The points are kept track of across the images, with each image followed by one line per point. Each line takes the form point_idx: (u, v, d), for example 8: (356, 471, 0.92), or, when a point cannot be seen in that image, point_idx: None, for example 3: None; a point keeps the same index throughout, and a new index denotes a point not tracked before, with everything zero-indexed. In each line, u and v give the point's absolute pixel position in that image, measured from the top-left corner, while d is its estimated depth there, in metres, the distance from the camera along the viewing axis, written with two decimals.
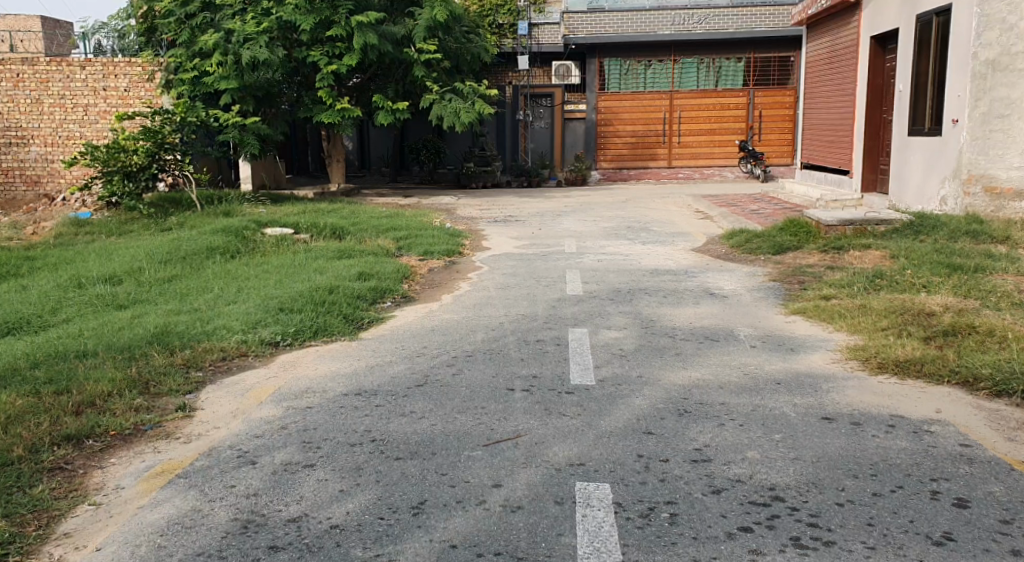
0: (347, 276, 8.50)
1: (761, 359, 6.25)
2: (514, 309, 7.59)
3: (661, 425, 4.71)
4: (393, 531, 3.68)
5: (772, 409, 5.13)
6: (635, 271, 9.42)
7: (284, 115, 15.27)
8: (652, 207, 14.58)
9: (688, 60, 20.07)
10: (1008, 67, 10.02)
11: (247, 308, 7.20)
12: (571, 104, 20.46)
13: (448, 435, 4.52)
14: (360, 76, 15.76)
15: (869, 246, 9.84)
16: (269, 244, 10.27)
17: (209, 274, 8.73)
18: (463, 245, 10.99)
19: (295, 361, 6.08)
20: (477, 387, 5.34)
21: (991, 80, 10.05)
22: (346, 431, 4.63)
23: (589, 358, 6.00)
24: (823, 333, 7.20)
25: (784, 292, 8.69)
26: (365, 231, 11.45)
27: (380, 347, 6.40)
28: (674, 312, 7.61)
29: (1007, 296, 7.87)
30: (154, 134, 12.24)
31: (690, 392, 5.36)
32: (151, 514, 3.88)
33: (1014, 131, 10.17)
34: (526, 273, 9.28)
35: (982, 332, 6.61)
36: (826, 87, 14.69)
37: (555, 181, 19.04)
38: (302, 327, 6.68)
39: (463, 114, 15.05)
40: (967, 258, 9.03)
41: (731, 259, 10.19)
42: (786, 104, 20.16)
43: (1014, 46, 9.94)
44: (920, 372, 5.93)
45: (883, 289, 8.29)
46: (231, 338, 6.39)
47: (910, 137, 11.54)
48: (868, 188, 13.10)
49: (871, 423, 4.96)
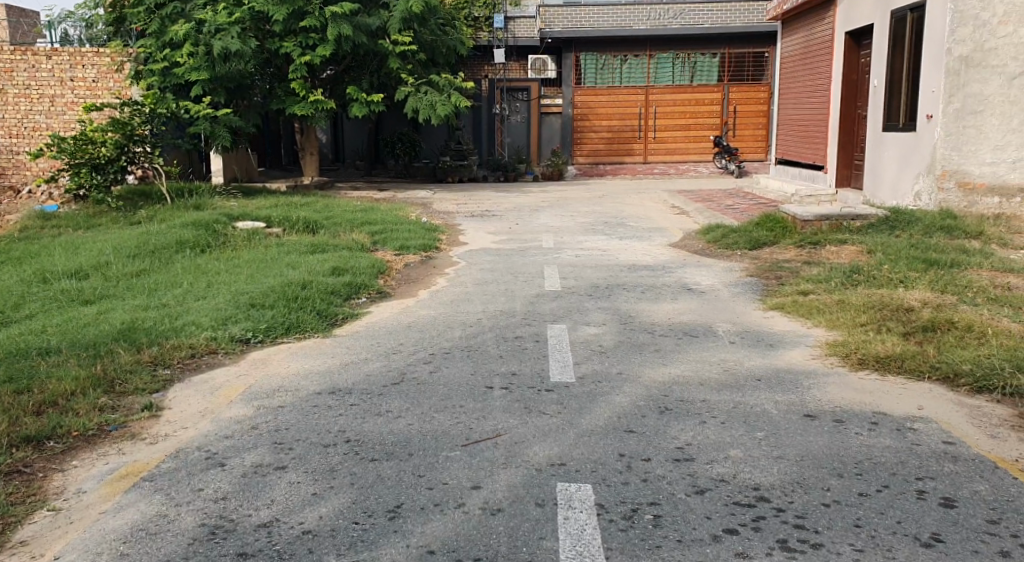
0: (321, 272, 8.34)
1: (740, 356, 6.17)
2: (491, 305, 7.48)
3: (642, 423, 4.62)
4: (369, 537, 3.56)
5: (754, 406, 5.06)
6: (612, 267, 9.33)
7: (257, 107, 15.07)
8: (628, 202, 14.51)
9: (663, 55, 20.02)
10: (981, 63, 10.02)
11: (217, 304, 7.02)
12: (546, 98, 20.32)
13: (425, 435, 4.40)
14: (334, 67, 15.55)
15: (845, 241, 9.82)
16: (240, 238, 10.10)
17: (178, 269, 8.54)
18: (439, 240, 10.86)
19: (266, 359, 5.94)
20: (455, 385, 5.23)
21: (964, 77, 10.05)
22: (320, 431, 4.50)
23: (568, 355, 5.91)
24: (802, 328, 7.13)
25: (761, 287, 8.63)
26: (338, 225, 11.27)
27: (354, 344, 6.28)
28: (651, 308, 7.52)
29: (984, 291, 7.87)
30: (122, 126, 12.01)
31: (670, 389, 5.27)
32: (113, 520, 3.72)
33: (987, 127, 10.17)
34: (504, 268, 9.17)
35: (962, 327, 6.57)
36: (801, 83, 14.67)
37: (532, 175, 18.89)
38: (273, 324, 6.53)
39: (439, 107, 14.91)
40: (942, 254, 9.01)
41: (709, 254, 10.12)
42: (759, 100, 20.19)
43: (986, 42, 9.98)
44: (901, 368, 5.87)
45: (860, 284, 8.25)
46: (199, 335, 6.23)
47: (884, 133, 11.54)
48: (843, 184, 13.11)
49: (854, 421, 4.89)
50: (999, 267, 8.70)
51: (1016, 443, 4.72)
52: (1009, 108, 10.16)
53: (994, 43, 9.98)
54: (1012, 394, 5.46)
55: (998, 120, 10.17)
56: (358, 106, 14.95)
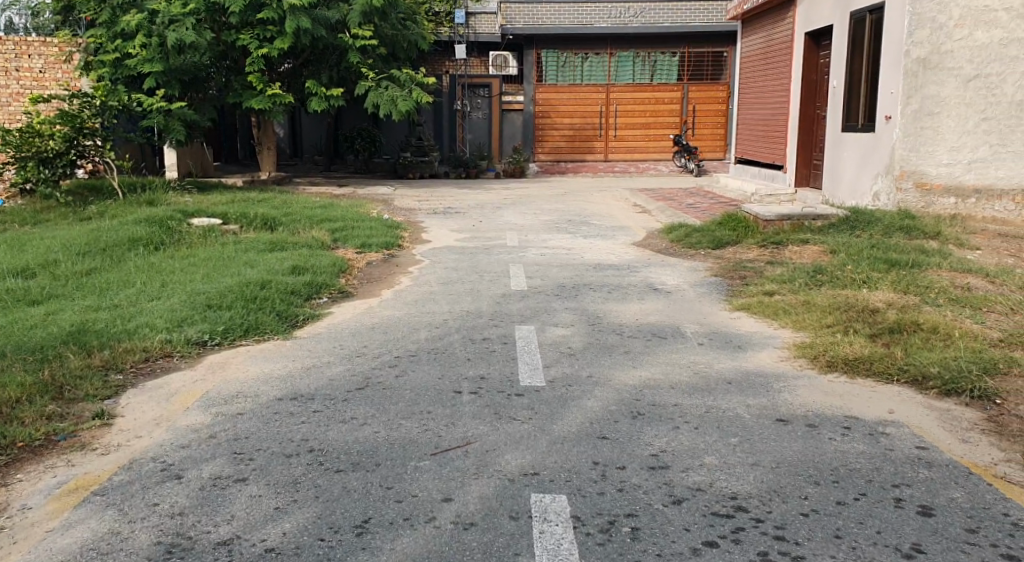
0: (280, 270, 8.14)
1: (709, 358, 6.11)
2: (456, 305, 7.35)
3: (615, 429, 4.53)
4: (336, 554, 3.42)
5: (726, 411, 4.98)
6: (577, 266, 9.25)
7: (213, 100, 14.80)
8: (591, 200, 14.47)
9: (624, 53, 19.99)
10: (938, 66, 10.05)
11: (171, 304, 6.81)
12: (508, 95, 20.19)
13: (393, 445, 4.28)
14: (292, 61, 15.27)
15: (807, 241, 9.83)
16: (196, 235, 9.85)
17: (131, 268, 8.28)
18: (402, 237, 10.71)
19: (223, 363, 5.77)
20: (422, 390, 5.15)
21: (921, 78, 10.08)
22: (282, 441, 4.36)
23: (537, 358, 5.82)
24: (769, 330, 7.09)
25: (727, 287, 8.59)
26: (297, 222, 11.06)
27: (316, 346, 6.15)
28: (619, 308, 7.45)
29: (945, 292, 7.89)
30: (72, 118, 11.69)
31: (642, 392, 5.19)
32: (62, 539, 3.54)
33: (944, 128, 10.21)
34: (468, 268, 9.04)
35: (928, 329, 6.55)
36: (761, 84, 14.73)
37: (493, 172, 18.77)
38: (231, 326, 6.36)
39: (400, 102, 14.74)
40: (903, 254, 9.04)
41: (673, 254, 10.08)
42: (718, 99, 20.24)
43: (943, 44, 10.01)
44: (870, 370, 5.82)
45: (824, 284, 8.25)
46: (154, 337, 6.02)
47: (843, 134, 11.58)
48: (802, 183, 13.17)
49: (826, 425, 4.83)
50: (959, 267, 8.74)
51: (988, 448, 4.63)
52: (965, 109, 10.17)
53: (951, 45, 10.02)
54: (980, 396, 5.42)
55: (954, 122, 10.19)
56: (318, 99, 14.74)
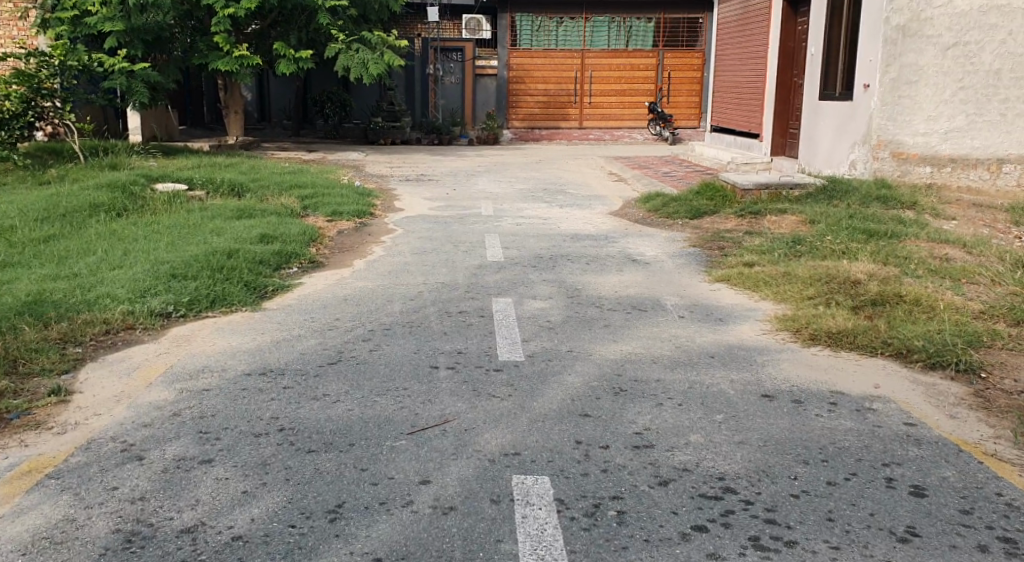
0: (248, 239, 7.90)
1: (690, 332, 5.99)
2: (432, 277, 7.16)
3: (597, 407, 4.44)
4: (307, 542, 3.24)
5: (710, 386, 4.87)
6: (554, 236, 9.07)
7: (177, 62, 14.40)
8: (565, 167, 14.30)
9: (599, 18, 19.68)
10: (917, 33, 9.92)
11: (132, 273, 6.57)
12: (481, 60, 19.86)
13: (367, 423, 4.12)
14: (259, 22, 14.87)
15: (785, 210, 9.71)
16: (160, 201, 9.56)
17: (92, 234, 8.02)
18: (374, 205, 10.48)
19: (188, 336, 5.58)
20: (397, 364, 5.02)
21: (900, 46, 9.96)
22: (251, 419, 4.18)
23: (515, 332, 5.71)
24: (750, 301, 6.97)
25: (706, 257, 8.46)
26: (266, 189, 10.80)
27: (285, 318, 5.97)
28: (598, 280, 7.29)
29: (925, 264, 7.80)
30: (28, 78, 11.40)
31: (624, 367, 5.13)
32: (12, 527, 3.33)
33: (922, 97, 10.08)
34: (443, 237, 8.84)
35: (911, 301, 6.43)
36: (736, 51, 14.61)
37: (466, 139, 18.50)
38: (197, 296, 6.16)
39: (372, 66, 14.47)
40: (881, 224, 8.94)
41: (650, 223, 9.94)
42: (693, 67, 20.10)
43: (923, 12, 9.87)
44: (854, 344, 5.68)
45: (804, 255, 8.12)
46: (115, 309, 5.81)
47: (820, 102, 11.44)
48: (777, 152, 13.09)
49: (812, 401, 4.70)
50: (936, 238, 8.65)
51: (976, 424, 4.46)
52: (942, 78, 10.02)
53: (932, 12, 9.87)
54: (965, 370, 5.29)
55: (933, 91, 10.06)
56: (286, 62, 14.38)
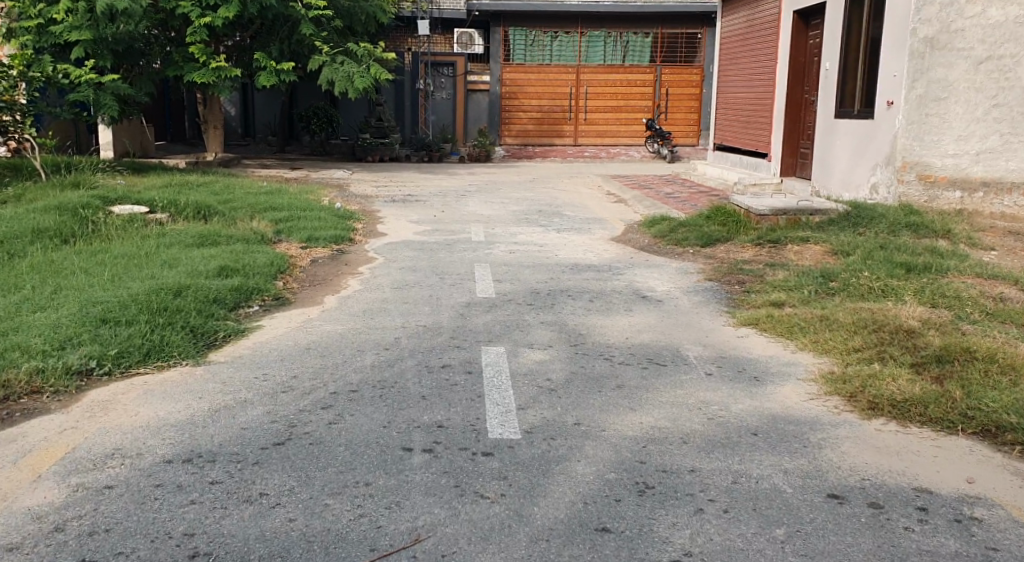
0: (203, 273, 6.77)
1: (722, 396, 4.92)
2: (413, 319, 6.07)
3: (619, 514, 3.53)
4: None
5: (759, 481, 3.83)
6: (552, 266, 8.02)
7: (150, 74, 13.34)
8: (562, 187, 13.26)
9: (595, 32, 18.76)
10: (947, 46, 8.88)
11: (54, 317, 5.44)
12: (473, 75, 18.87)
13: (313, 547, 3.27)
14: (240, 32, 13.85)
15: (808, 239, 8.65)
16: (114, 224, 8.51)
17: (24, 266, 6.95)
18: (354, 230, 9.40)
19: (107, 403, 4.50)
20: (359, 445, 4.00)
21: (928, 60, 8.90)
22: (156, 537, 3.30)
23: (510, 397, 4.64)
24: (785, 353, 5.87)
25: (725, 294, 7.40)
26: (237, 211, 9.69)
27: (228, 376, 4.89)
28: (606, 323, 6.23)
29: (979, 305, 6.73)
30: None
31: (646, 450, 4.09)
32: None
33: (950, 115, 9.03)
34: (427, 267, 7.80)
35: (984, 359, 5.29)
36: (740, 65, 13.65)
37: (457, 155, 17.50)
38: (127, 348, 5.07)
39: (357, 79, 13.39)
40: (916, 256, 7.87)
41: (657, 252, 8.88)
42: (692, 83, 19.09)
43: (953, 23, 8.84)
44: (925, 417, 4.61)
45: (837, 293, 7.10)
46: (22, 366, 4.74)
47: (836, 119, 10.37)
48: (788, 172, 12.00)
49: (894, 506, 3.67)
50: (984, 272, 7.58)
51: None
52: (974, 95, 8.99)
53: (962, 24, 8.85)
54: None
55: (963, 109, 9.02)
56: (266, 74, 13.25)
